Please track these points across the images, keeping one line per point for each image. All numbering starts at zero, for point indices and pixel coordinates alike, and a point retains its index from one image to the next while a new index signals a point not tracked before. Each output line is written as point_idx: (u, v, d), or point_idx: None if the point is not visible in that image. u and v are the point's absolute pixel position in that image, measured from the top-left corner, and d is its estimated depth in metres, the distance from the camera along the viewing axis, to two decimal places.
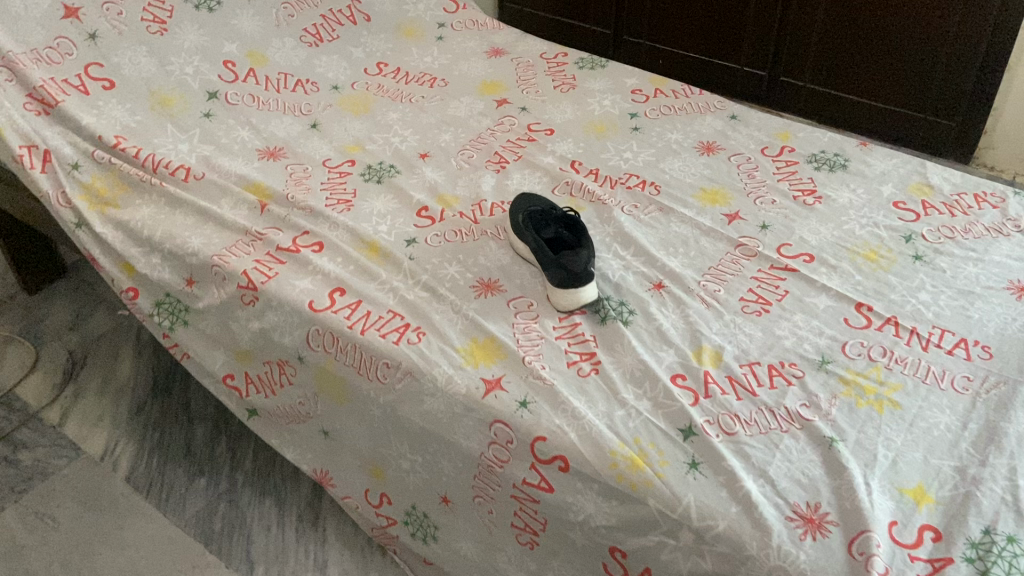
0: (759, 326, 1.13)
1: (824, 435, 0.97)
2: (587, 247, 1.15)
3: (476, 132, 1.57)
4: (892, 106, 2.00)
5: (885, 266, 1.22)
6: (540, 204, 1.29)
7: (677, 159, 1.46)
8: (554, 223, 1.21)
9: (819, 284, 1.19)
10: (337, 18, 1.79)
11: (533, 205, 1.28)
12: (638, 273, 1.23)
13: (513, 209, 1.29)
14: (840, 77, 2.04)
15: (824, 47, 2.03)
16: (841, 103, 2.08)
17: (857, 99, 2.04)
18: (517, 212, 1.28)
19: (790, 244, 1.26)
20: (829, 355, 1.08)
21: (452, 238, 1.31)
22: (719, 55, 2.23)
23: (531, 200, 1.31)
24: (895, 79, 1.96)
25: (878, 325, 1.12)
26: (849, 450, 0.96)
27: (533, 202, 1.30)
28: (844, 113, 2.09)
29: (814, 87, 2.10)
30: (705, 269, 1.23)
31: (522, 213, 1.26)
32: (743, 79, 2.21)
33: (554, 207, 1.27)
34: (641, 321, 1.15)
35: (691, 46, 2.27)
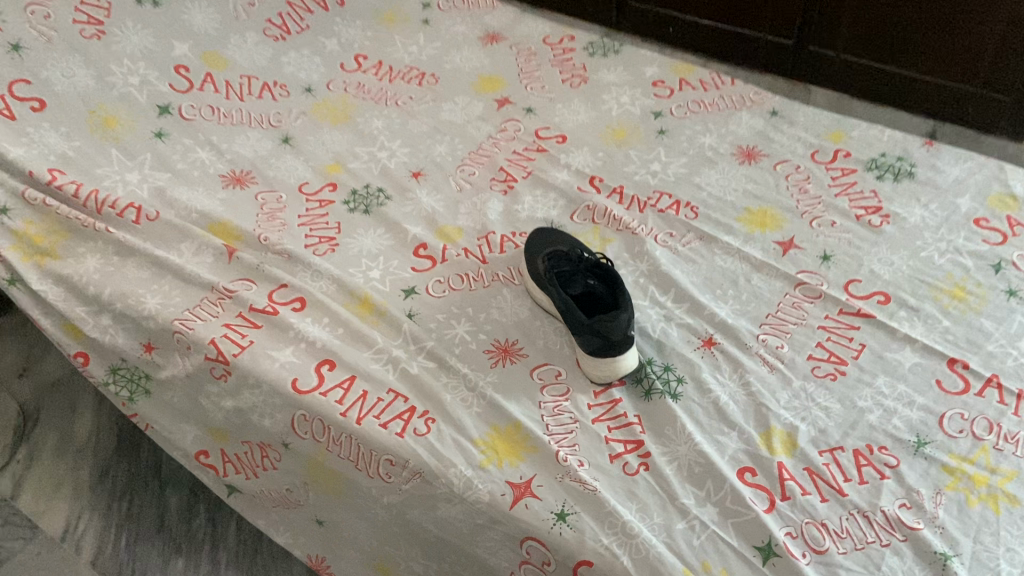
0: (836, 394, 0.94)
1: (934, 551, 0.79)
2: (627, 307, 0.95)
3: (476, 142, 1.35)
4: (937, 79, 1.78)
5: (976, 307, 1.03)
6: (563, 242, 1.08)
7: (714, 170, 1.25)
8: (582, 273, 1.01)
9: (900, 334, 1.00)
10: (306, 4, 1.55)
11: (555, 244, 1.07)
12: (683, 325, 1.03)
13: (529, 249, 1.08)
14: (876, 46, 1.82)
15: (858, 15, 1.80)
16: (877, 75, 1.86)
17: (896, 71, 1.82)
18: (535, 252, 1.07)
19: (859, 281, 1.07)
20: (925, 432, 0.89)
21: (458, 285, 1.10)
22: (738, 23, 1.98)
23: (550, 235, 1.10)
24: (942, 47, 1.73)
25: (978, 389, 0.93)
26: (967, 571, 0.78)
27: (554, 239, 1.09)
28: (880, 86, 1.87)
29: (848, 56, 1.87)
30: (762, 318, 1.03)
31: (542, 256, 1.05)
32: (768, 47, 1.97)
33: (581, 245, 1.07)
34: (692, 392, 0.95)
35: (707, 13, 2.02)
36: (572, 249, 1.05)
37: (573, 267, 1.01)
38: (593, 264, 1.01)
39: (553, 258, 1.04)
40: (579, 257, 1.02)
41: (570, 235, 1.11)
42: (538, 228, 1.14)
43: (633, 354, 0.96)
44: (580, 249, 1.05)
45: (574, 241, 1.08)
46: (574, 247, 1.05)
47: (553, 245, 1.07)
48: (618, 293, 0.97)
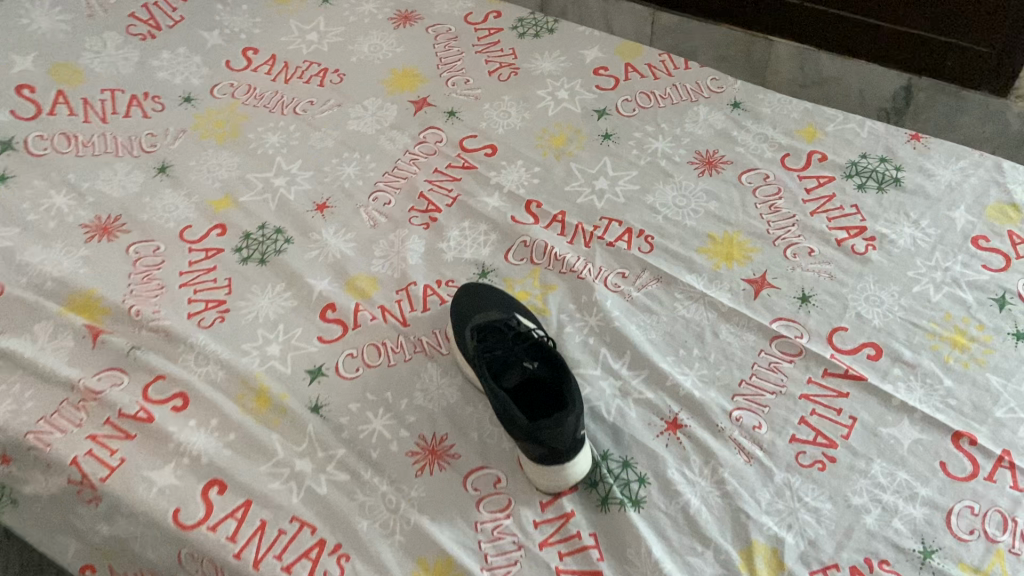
0: (825, 489, 0.79)
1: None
2: (575, 402, 0.77)
3: (391, 159, 1.14)
4: (912, 28, 1.48)
5: (980, 358, 0.88)
6: (496, 308, 0.90)
7: (670, 184, 1.06)
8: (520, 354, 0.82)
9: (895, 402, 0.85)
10: None
11: (485, 312, 0.88)
12: (643, 402, 0.86)
13: (455, 318, 0.90)
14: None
15: None
16: (847, 21, 1.55)
17: (869, 19, 1.52)
18: (462, 323, 0.89)
19: (844, 329, 0.91)
20: (931, 537, 0.75)
21: (374, 360, 0.92)
22: None
23: (481, 299, 0.91)
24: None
25: (989, 472, 0.79)
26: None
27: (485, 303, 0.91)
28: (850, 35, 1.57)
29: (810, 1, 1.55)
30: (735, 386, 0.87)
31: (471, 330, 0.86)
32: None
33: (517, 314, 0.88)
34: (657, 496, 0.79)
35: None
36: (506, 321, 0.87)
37: (507, 347, 0.83)
38: (531, 343, 0.83)
39: (484, 334, 0.85)
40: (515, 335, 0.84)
41: (505, 296, 0.92)
42: (466, 285, 0.95)
43: (586, 456, 0.79)
44: (516, 321, 0.86)
45: (508, 307, 0.90)
46: (508, 318, 0.87)
47: (481, 313, 0.89)
48: (563, 382, 0.79)
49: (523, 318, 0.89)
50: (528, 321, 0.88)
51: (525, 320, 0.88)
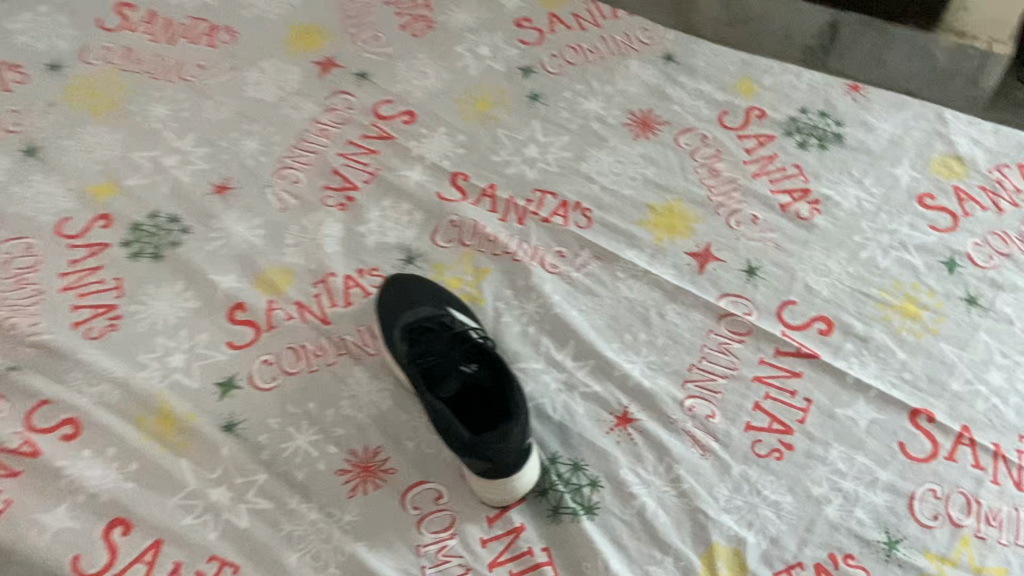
0: (785, 480, 0.75)
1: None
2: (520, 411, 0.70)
3: (297, 130, 1.03)
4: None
5: (932, 328, 0.84)
6: (427, 303, 0.81)
7: (604, 149, 0.98)
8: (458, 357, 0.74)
9: (850, 380, 0.80)
10: None
11: (415, 309, 0.80)
12: (589, 396, 0.80)
13: (382, 316, 0.81)
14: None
15: None
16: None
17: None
18: (391, 322, 0.80)
19: (793, 304, 0.86)
20: (894, 526, 0.72)
21: (293, 367, 0.83)
22: None
23: (409, 292, 0.83)
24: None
25: (948, 451, 0.76)
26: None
27: (414, 298, 0.82)
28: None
29: None
30: (684, 373, 0.81)
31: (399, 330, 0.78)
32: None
33: (450, 311, 0.80)
34: (611, 501, 0.74)
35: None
36: (439, 319, 0.78)
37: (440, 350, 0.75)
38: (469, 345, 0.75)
39: (414, 334, 0.77)
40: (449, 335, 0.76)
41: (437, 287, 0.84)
42: (392, 276, 0.86)
43: (532, 464, 0.73)
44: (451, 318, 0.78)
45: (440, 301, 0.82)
46: (441, 315, 0.79)
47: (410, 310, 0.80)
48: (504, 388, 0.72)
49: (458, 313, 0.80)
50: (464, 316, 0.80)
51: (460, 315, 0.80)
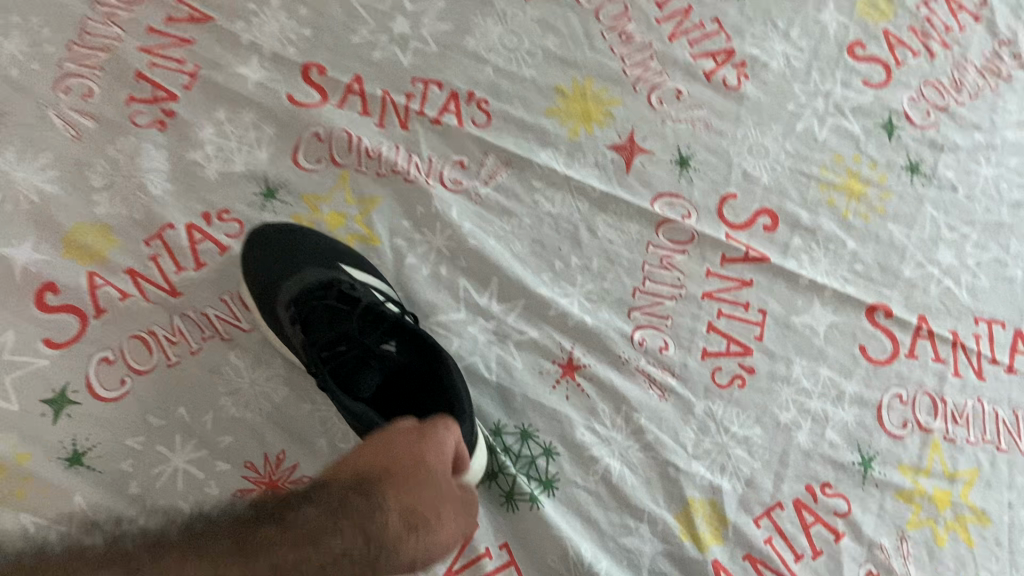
0: (752, 411, 0.67)
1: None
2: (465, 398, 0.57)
3: (71, 16, 0.73)
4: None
5: (879, 206, 0.76)
6: (315, 268, 0.65)
7: (491, 18, 0.78)
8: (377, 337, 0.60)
9: (804, 281, 0.72)
10: None
11: (302, 280, 0.64)
12: (525, 345, 0.66)
13: (259, 296, 0.64)
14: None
15: None
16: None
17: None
18: (273, 302, 0.64)
19: (734, 198, 0.74)
20: (867, 443, 0.67)
21: (146, 363, 0.63)
22: None
23: (289, 254, 0.66)
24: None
25: (910, 347, 0.71)
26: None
27: (297, 262, 0.65)
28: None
29: None
30: (628, 299, 0.69)
31: (288, 313, 0.61)
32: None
33: (347, 275, 0.64)
34: (571, 470, 0.63)
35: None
36: (338, 291, 0.62)
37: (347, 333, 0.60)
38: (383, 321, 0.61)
39: (312, 320, 0.61)
40: (355, 313, 0.61)
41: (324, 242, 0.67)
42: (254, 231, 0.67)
43: (480, 449, 0.60)
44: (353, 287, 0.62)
45: (331, 262, 0.65)
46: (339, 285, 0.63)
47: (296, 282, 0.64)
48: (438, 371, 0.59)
49: (361, 277, 0.65)
50: (368, 282, 0.65)
51: (362, 280, 0.65)
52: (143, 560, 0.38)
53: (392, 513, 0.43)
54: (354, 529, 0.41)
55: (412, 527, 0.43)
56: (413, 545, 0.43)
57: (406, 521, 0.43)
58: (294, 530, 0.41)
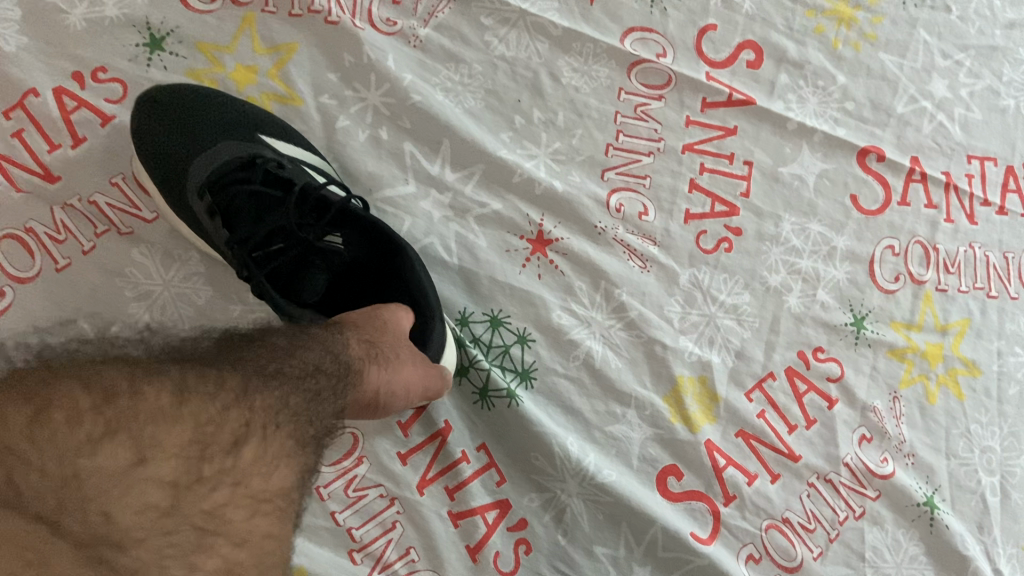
0: (739, 276, 0.61)
1: (916, 502, 0.58)
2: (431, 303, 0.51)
3: None
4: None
5: (870, 33, 0.67)
6: (230, 141, 0.53)
7: None
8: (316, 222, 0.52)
9: (791, 126, 0.64)
10: None
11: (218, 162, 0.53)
12: (487, 220, 0.58)
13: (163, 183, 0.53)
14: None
15: None
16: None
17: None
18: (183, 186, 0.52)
19: (714, 30, 0.64)
20: (860, 301, 0.62)
21: (28, 268, 0.51)
22: None
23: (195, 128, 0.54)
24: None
25: (902, 193, 0.65)
26: (952, 509, 0.59)
27: (205, 137, 0.54)
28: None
29: None
30: (602, 158, 0.61)
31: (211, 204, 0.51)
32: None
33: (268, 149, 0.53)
34: (548, 356, 0.57)
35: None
36: (265, 171, 0.52)
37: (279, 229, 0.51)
38: (325, 208, 0.52)
39: (237, 208, 0.52)
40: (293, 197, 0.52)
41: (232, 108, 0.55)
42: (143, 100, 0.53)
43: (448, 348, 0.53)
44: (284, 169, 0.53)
45: (245, 134, 0.54)
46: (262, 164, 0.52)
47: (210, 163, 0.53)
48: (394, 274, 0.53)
49: (283, 148, 0.54)
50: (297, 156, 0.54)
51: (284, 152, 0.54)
52: (160, 367, 0.33)
53: (351, 339, 0.44)
54: (319, 350, 0.40)
55: (372, 351, 0.45)
56: (375, 372, 0.44)
57: (366, 349, 0.44)
58: (269, 348, 0.38)
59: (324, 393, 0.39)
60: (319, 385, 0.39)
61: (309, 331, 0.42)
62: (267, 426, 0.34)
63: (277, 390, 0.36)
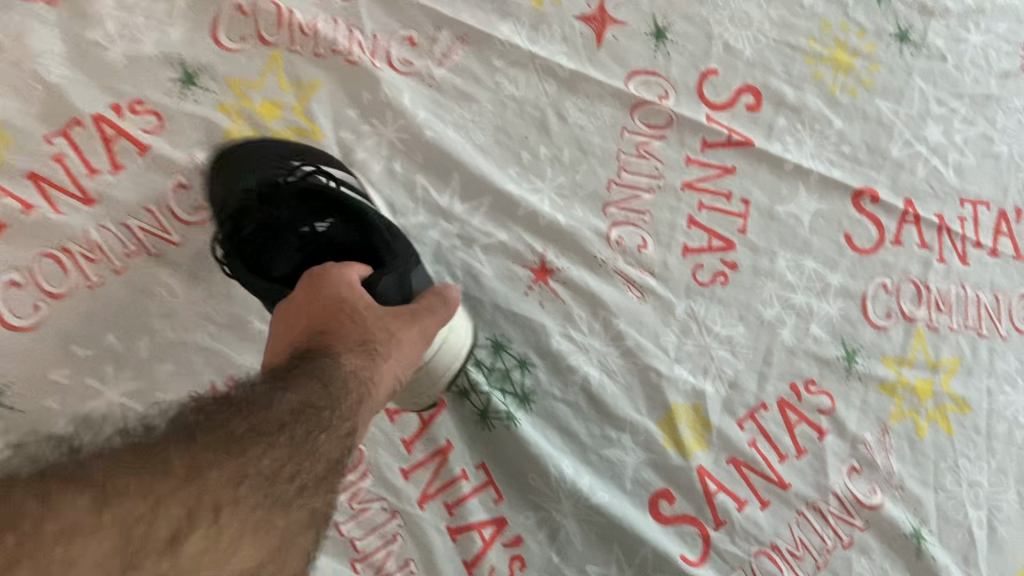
0: (734, 309, 0.63)
1: (903, 533, 0.60)
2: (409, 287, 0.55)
3: None
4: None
5: (866, 81, 0.70)
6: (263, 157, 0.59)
7: None
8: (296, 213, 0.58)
9: (788, 167, 0.67)
10: None
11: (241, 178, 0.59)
12: (493, 250, 0.61)
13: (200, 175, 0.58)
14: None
15: None
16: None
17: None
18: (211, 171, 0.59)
19: (715, 74, 0.67)
20: (852, 335, 0.64)
21: (61, 286, 0.55)
22: None
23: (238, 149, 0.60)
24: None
25: (895, 234, 0.67)
26: (938, 542, 0.60)
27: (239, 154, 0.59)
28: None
29: None
30: (603, 193, 0.64)
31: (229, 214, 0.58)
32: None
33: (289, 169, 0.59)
34: (546, 380, 0.59)
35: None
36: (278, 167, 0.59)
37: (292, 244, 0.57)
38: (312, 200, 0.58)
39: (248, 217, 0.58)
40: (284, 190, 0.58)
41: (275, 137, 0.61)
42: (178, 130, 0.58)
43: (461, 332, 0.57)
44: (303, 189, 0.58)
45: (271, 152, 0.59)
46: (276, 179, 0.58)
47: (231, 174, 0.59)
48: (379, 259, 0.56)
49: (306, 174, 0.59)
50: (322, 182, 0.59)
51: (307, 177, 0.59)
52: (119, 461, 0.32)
53: (345, 350, 0.46)
54: (306, 380, 0.42)
55: (368, 346, 0.48)
56: (383, 366, 0.48)
57: (362, 348, 0.47)
58: (243, 405, 0.38)
59: (314, 431, 0.40)
60: (296, 429, 0.39)
61: (290, 368, 0.43)
62: (239, 483, 0.35)
63: (250, 462, 0.36)
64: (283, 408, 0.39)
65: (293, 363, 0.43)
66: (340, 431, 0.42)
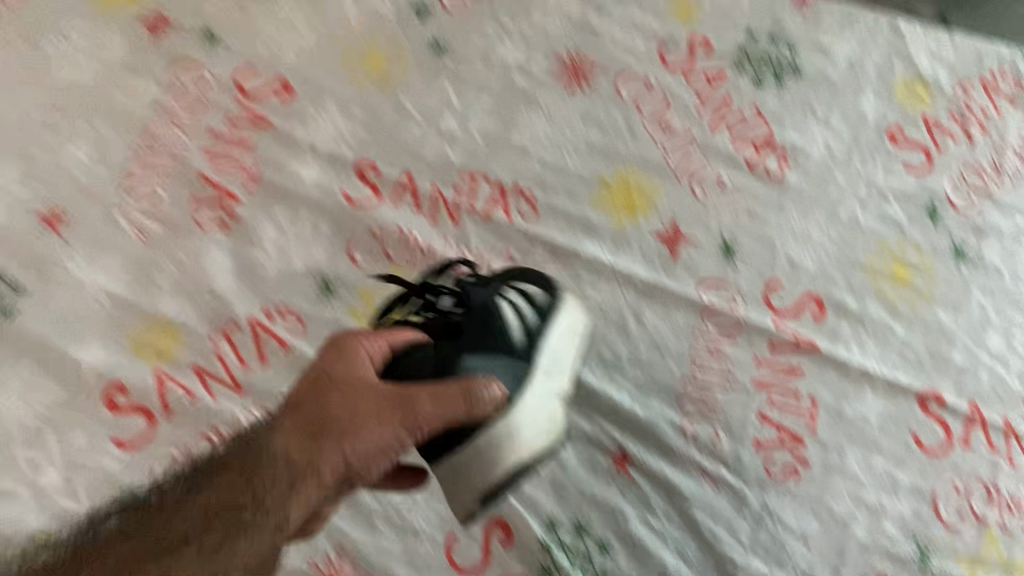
0: (806, 501, 0.67)
1: None
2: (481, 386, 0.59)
3: (139, 125, 0.78)
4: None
5: (926, 293, 0.75)
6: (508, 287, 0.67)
7: (536, 112, 0.81)
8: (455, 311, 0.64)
9: (854, 370, 0.72)
10: None
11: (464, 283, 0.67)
12: (577, 439, 0.69)
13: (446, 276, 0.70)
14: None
15: None
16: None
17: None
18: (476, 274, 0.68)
19: (780, 285, 0.75)
20: (924, 534, 0.66)
21: None
22: None
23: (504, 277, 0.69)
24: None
25: (961, 435, 0.70)
26: None
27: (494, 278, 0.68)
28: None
29: None
30: (678, 388, 0.70)
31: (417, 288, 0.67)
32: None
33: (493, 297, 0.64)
34: (625, 564, 0.65)
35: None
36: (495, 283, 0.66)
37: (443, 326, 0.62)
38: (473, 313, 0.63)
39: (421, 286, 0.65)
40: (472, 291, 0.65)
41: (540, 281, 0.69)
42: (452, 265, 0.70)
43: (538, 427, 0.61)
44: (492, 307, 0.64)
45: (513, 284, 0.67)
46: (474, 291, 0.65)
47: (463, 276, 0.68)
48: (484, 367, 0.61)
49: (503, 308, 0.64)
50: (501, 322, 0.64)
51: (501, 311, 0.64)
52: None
53: (298, 432, 0.54)
54: (244, 474, 0.53)
55: (323, 429, 0.54)
56: (336, 448, 0.53)
57: (315, 432, 0.54)
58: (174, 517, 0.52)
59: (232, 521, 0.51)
60: (213, 531, 0.51)
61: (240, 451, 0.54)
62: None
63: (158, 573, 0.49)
64: (203, 511, 0.52)
65: (249, 444, 0.54)
66: (268, 526, 0.52)
